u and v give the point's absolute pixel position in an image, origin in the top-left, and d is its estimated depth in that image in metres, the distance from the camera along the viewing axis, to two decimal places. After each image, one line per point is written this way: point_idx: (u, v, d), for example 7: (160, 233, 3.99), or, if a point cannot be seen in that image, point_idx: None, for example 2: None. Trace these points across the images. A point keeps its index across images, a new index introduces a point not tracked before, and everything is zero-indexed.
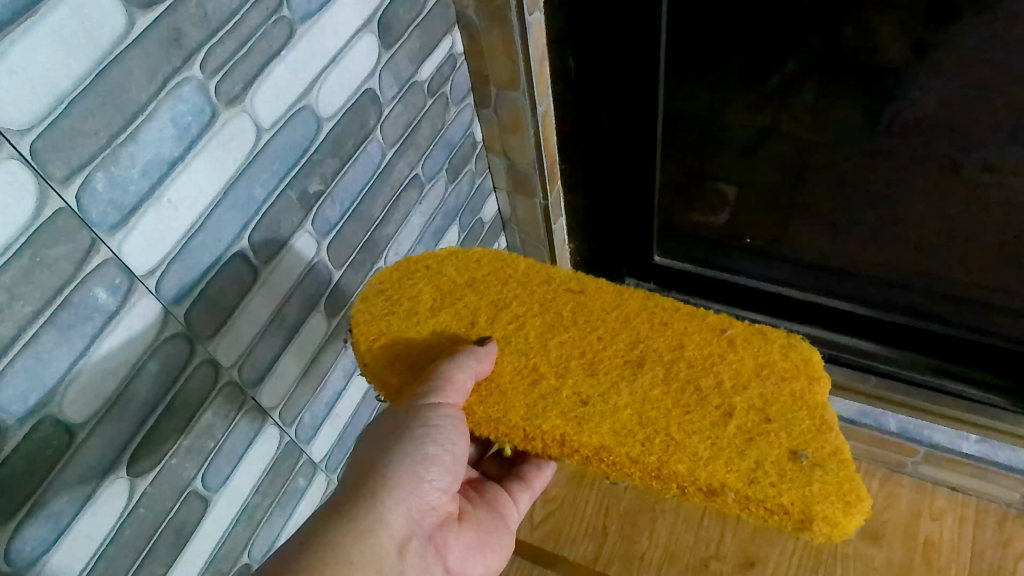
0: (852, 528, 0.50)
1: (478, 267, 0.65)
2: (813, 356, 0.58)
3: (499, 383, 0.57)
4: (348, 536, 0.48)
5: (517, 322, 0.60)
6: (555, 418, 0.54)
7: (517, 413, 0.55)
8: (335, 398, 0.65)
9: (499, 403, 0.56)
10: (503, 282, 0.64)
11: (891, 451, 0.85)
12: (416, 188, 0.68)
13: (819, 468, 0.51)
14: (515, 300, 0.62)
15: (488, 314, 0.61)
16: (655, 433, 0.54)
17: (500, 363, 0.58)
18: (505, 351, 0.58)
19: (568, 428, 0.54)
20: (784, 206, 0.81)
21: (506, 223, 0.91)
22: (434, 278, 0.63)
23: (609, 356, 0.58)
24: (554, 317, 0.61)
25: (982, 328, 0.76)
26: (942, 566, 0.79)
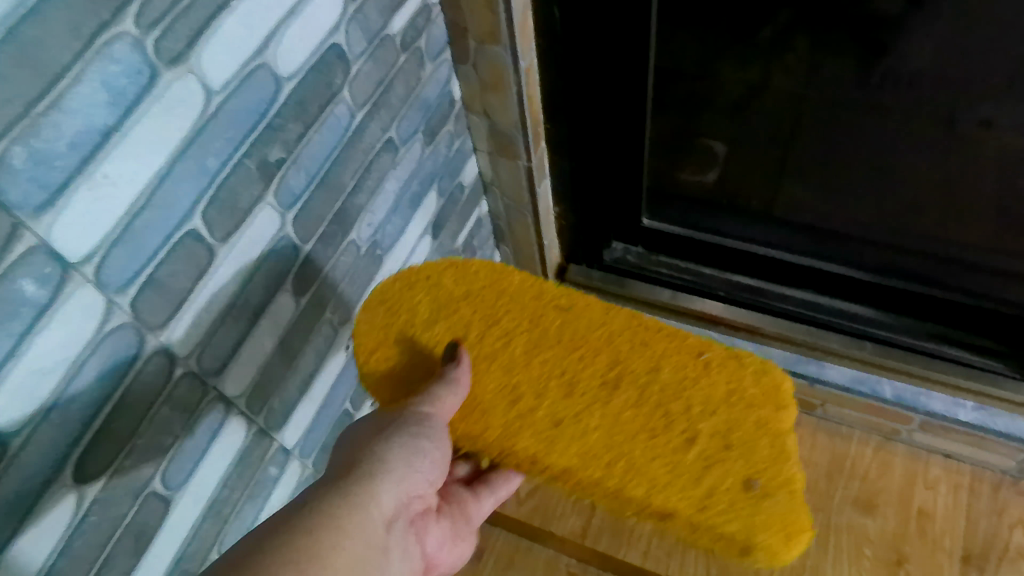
0: (791, 558, 0.53)
1: (475, 277, 0.63)
2: (783, 382, 0.58)
3: (481, 401, 0.57)
4: (341, 508, 0.44)
5: (505, 339, 0.60)
6: (529, 439, 0.56)
7: (495, 432, 0.56)
8: (308, 380, 0.60)
9: (478, 419, 0.57)
10: (498, 296, 0.62)
11: (885, 419, 0.83)
12: (390, 152, 0.61)
13: (767, 497, 0.53)
14: (506, 316, 0.61)
15: (479, 330, 0.60)
16: (624, 454, 0.55)
17: (483, 381, 0.58)
18: (490, 368, 0.59)
19: (542, 447, 0.56)
20: (775, 166, 0.78)
21: (487, 185, 0.83)
22: (432, 290, 0.62)
23: (589, 375, 0.59)
24: (542, 334, 0.60)
25: (984, 293, 0.74)
26: (936, 535, 0.77)
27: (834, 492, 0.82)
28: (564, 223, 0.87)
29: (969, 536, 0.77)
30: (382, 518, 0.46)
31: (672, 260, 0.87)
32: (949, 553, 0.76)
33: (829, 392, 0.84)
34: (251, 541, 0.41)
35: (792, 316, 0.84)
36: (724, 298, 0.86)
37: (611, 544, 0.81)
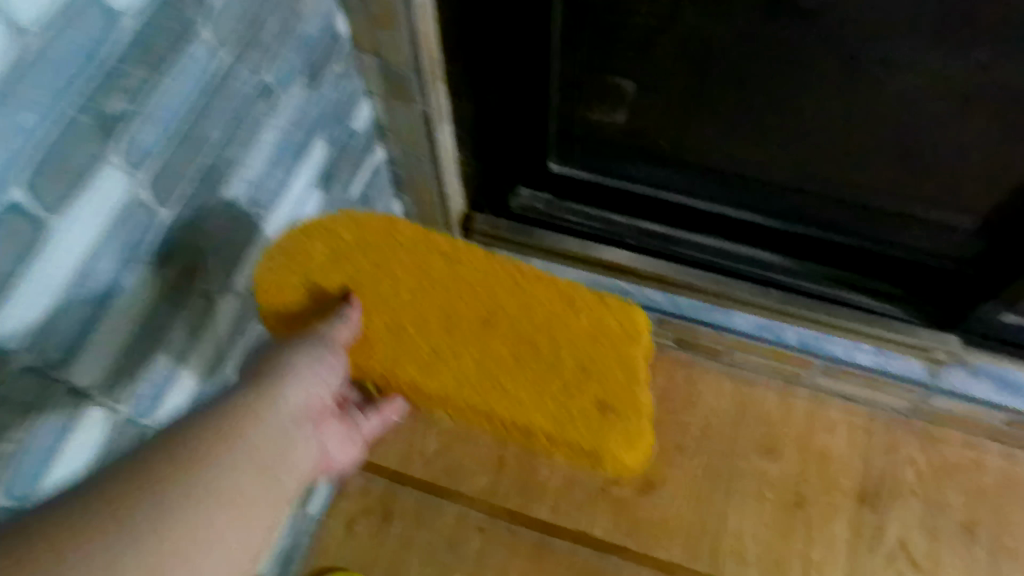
0: (638, 462, 0.57)
1: (370, 228, 0.58)
2: (639, 319, 0.58)
3: (365, 335, 0.55)
4: (245, 416, 0.43)
5: (387, 279, 0.56)
6: (409, 368, 0.56)
7: (377, 361, 0.56)
8: (182, 359, 0.53)
9: (361, 348, 0.56)
10: (392, 246, 0.57)
11: (788, 363, 0.85)
12: (265, 99, 0.53)
13: (618, 419, 0.56)
14: (399, 263, 0.57)
15: (371, 279, 0.56)
16: (495, 384, 0.55)
17: (365, 320, 0.56)
18: (370, 311, 0.56)
19: (419, 374, 0.55)
20: (690, 105, 0.72)
21: (383, 131, 0.75)
22: (329, 239, 0.57)
23: (469, 313, 0.57)
24: (422, 275, 0.57)
25: (886, 238, 0.75)
26: (834, 475, 0.80)
27: (738, 437, 0.83)
28: (468, 169, 0.81)
29: (865, 475, 0.80)
30: (294, 415, 0.46)
31: (578, 206, 0.83)
32: (844, 492, 0.79)
33: (736, 339, 0.85)
34: (153, 450, 0.39)
35: (699, 265, 0.83)
36: (632, 245, 0.83)
37: (520, 500, 0.83)
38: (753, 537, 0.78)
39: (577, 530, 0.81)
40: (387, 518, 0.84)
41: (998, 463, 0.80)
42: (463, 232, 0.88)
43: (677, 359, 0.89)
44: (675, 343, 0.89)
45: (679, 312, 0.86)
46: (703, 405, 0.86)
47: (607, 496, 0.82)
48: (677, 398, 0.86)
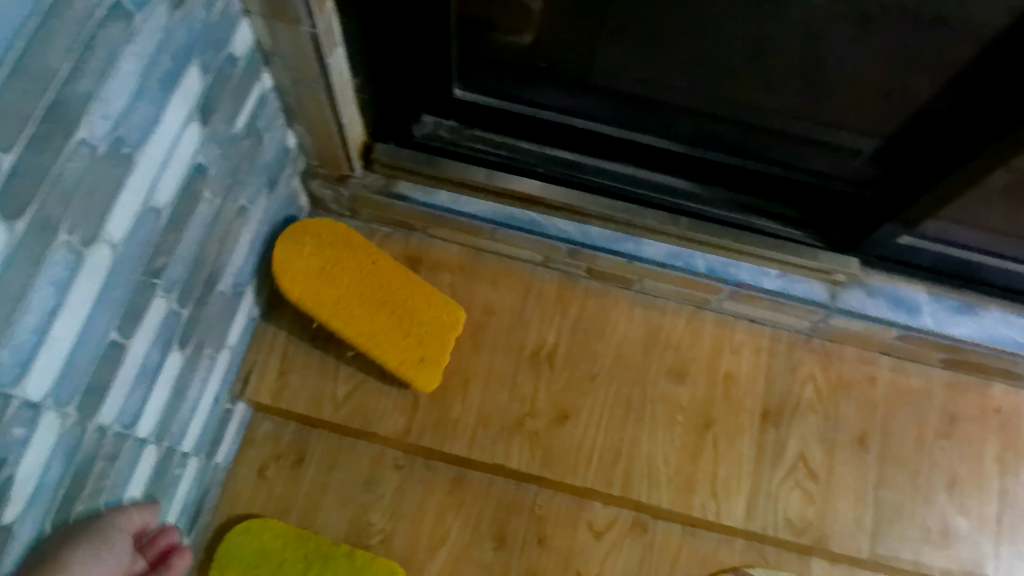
0: (425, 388, 0.80)
1: (341, 232, 0.83)
2: (459, 318, 0.83)
3: (319, 288, 0.80)
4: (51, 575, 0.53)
5: (348, 263, 0.82)
6: (329, 316, 0.79)
7: (310, 297, 0.79)
8: (48, 319, 0.48)
9: (308, 288, 0.79)
10: (348, 250, 0.82)
11: (696, 290, 0.84)
12: (121, 21, 0.46)
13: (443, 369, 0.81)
14: (351, 259, 0.82)
15: (337, 259, 0.81)
16: (376, 338, 0.80)
17: (325, 292, 0.80)
18: (327, 280, 0.80)
19: (336, 321, 0.79)
20: (593, 22, 0.69)
21: (268, 56, 0.67)
22: (316, 235, 0.81)
23: (373, 292, 0.82)
24: (364, 278, 0.82)
25: (790, 162, 0.77)
26: (739, 397, 0.83)
27: (649, 363, 0.84)
28: (363, 97, 0.75)
29: (768, 394, 0.83)
30: None
31: (486, 135, 0.80)
32: (749, 412, 0.82)
33: (647, 269, 0.83)
34: None
35: (610, 193, 0.82)
36: (542, 175, 0.81)
37: (436, 439, 0.81)
38: (665, 460, 0.80)
39: (494, 463, 0.80)
40: (300, 460, 0.86)
41: (888, 376, 0.84)
42: (364, 163, 0.83)
43: (589, 289, 0.88)
44: (587, 276, 0.88)
45: (590, 244, 0.83)
46: (614, 334, 0.85)
47: (522, 431, 0.81)
48: (589, 328, 0.86)
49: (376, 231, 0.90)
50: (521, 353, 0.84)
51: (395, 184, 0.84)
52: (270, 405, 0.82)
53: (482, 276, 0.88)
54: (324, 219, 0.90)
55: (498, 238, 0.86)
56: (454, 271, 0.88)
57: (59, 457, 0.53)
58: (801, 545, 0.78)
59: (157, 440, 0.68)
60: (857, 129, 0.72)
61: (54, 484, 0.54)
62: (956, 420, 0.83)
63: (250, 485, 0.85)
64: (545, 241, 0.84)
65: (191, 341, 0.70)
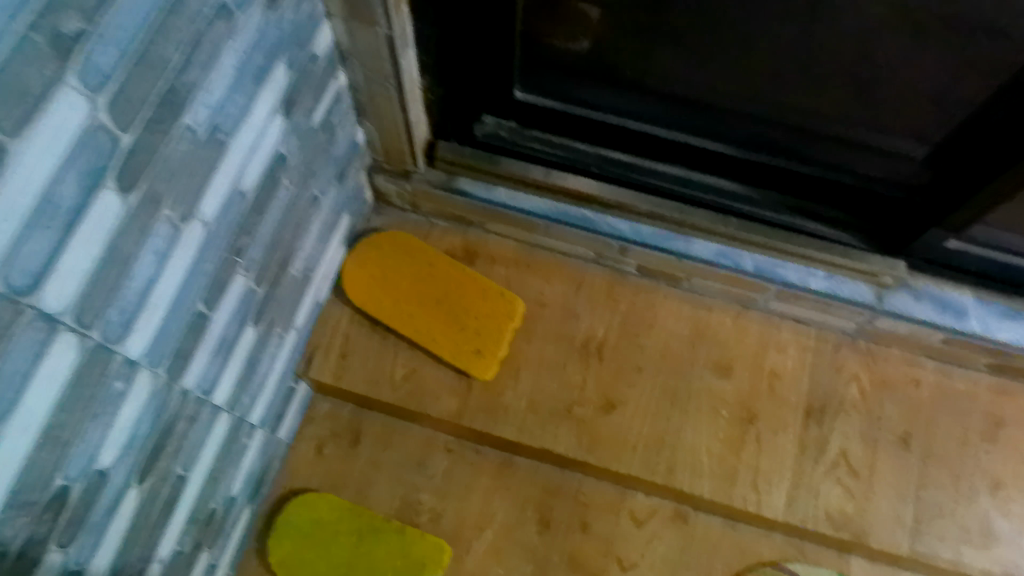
0: (489, 374, 0.85)
1: (397, 242, 0.91)
2: (517, 309, 0.88)
3: (385, 298, 0.88)
4: None
5: (402, 272, 0.89)
6: (400, 321, 0.87)
7: (382, 308, 0.88)
8: (149, 285, 0.53)
9: (377, 301, 0.88)
10: (403, 258, 0.90)
11: (744, 289, 0.86)
12: (224, 20, 0.52)
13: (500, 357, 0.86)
14: (405, 266, 0.90)
15: (394, 269, 0.89)
16: (432, 336, 0.86)
17: (388, 300, 0.88)
18: (389, 290, 0.88)
19: (402, 324, 0.87)
20: (646, 32, 0.72)
21: (344, 55, 0.72)
22: (378, 250, 0.90)
23: (430, 291, 0.88)
24: (418, 280, 0.89)
25: (840, 167, 0.79)
26: (784, 393, 0.84)
27: (695, 358, 0.86)
28: (430, 96, 0.80)
29: (812, 391, 0.84)
30: None
31: (544, 134, 0.84)
32: (793, 408, 0.84)
33: (695, 267, 0.86)
34: None
35: (662, 193, 0.85)
36: (597, 174, 0.85)
37: (487, 422, 0.85)
38: (708, 452, 0.82)
39: (542, 447, 0.84)
40: (355, 441, 0.90)
41: (934, 379, 0.85)
42: (427, 159, 0.88)
43: (639, 286, 0.91)
44: (637, 271, 0.90)
45: (640, 241, 0.87)
46: (661, 329, 0.88)
47: (570, 418, 0.84)
48: (637, 323, 0.89)
49: (435, 225, 0.94)
50: (571, 344, 0.88)
51: (456, 180, 0.89)
52: (331, 384, 0.87)
53: (535, 270, 0.92)
54: (387, 213, 0.94)
55: (552, 234, 0.90)
56: (509, 264, 0.92)
57: (149, 413, 0.59)
58: (841, 540, 0.80)
59: (230, 409, 0.73)
60: (909, 133, 0.73)
61: (144, 437, 0.59)
62: (1002, 424, 0.83)
63: (309, 461, 0.90)
64: (597, 238, 0.88)
65: (263, 319, 0.75)
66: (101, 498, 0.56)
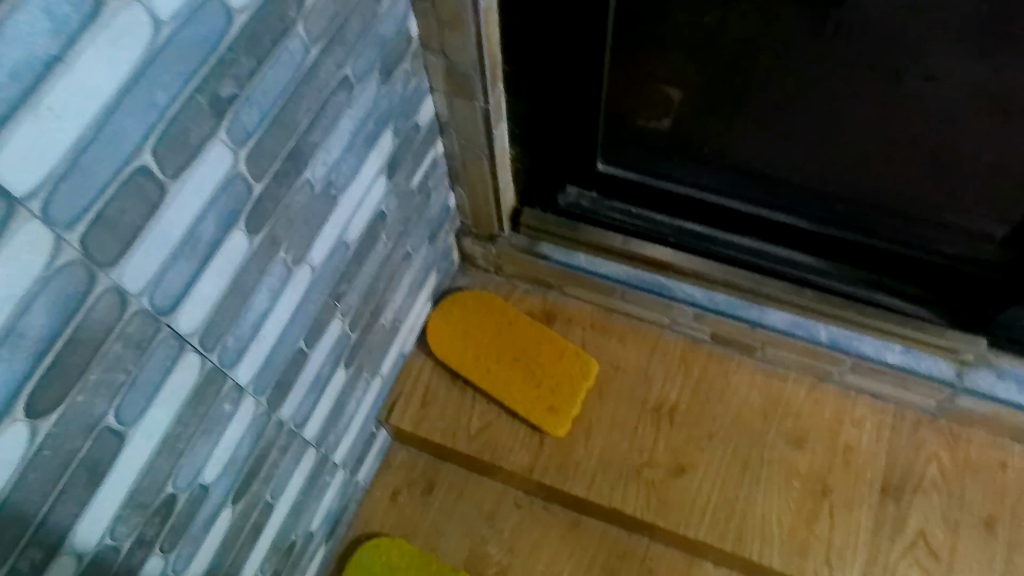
0: (561, 431, 0.88)
1: (480, 301, 0.96)
2: (591, 369, 0.91)
3: (465, 352, 0.93)
4: None
5: (483, 329, 0.94)
6: (478, 375, 0.92)
7: (461, 361, 0.92)
8: (262, 319, 0.60)
9: (458, 354, 0.93)
10: (485, 315, 0.95)
11: (819, 361, 0.88)
12: (345, 91, 0.60)
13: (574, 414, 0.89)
14: (486, 323, 0.95)
15: (475, 326, 0.95)
16: (508, 391, 0.90)
17: (468, 354, 0.93)
18: (469, 345, 0.93)
19: (480, 378, 0.91)
20: (727, 112, 0.78)
21: (443, 126, 0.80)
22: (462, 307, 0.96)
23: (509, 348, 0.93)
24: (498, 337, 0.94)
25: (920, 244, 0.79)
26: (859, 468, 0.84)
27: (768, 428, 0.87)
28: (519, 166, 0.87)
29: (889, 468, 0.84)
30: None
31: (624, 206, 0.88)
32: (869, 484, 0.83)
33: (769, 335, 0.88)
34: None
35: (736, 263, 0.87)
36: (674, 244, 0.88)
37: (557, 478, 0.87)
38: (779, 522, 0.82)
39: (611, 506, 0.85)
40: (429, 489, 0.94)
41: (1020, 462, 0.83)
42: (512, 224, 0.94)
43: (713, 353, 0.93)
44: (710, 340, 0.93)
45: (715, 309, 0.89)
46: (734, 397, 0.90)
47: (640, 479, 0.86)
48: (710, 389, 0.91)
49: (516, 287, 1.00)
50: (643, 406, 0.90)
51: (538, 244, 0.94)
52: (411, 432, 0.91)
53: (611, 333, 0.95)
54: (472, 274, 1.01)
55: (628, 299, 0.94)
56: (585, 326, 0.96)
57: (249, 437, 0.64)
58: None
59: (317, 445, 0.79)
60: (988, 214, 0.75)
61: (242, 459, 0.64)
62: None
63: (383, 506, 0.93)
64: (672, 304, 0.91)
65: (354, 363, 0.80)
66: (200, 512, 0.61)
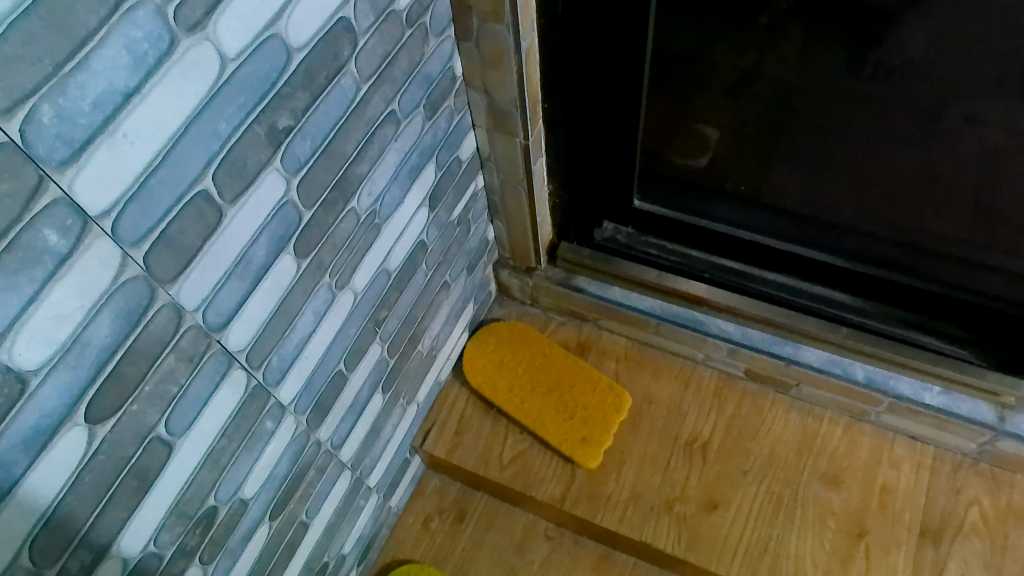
0: (592, 463, 0.88)
1: (516, 333, 0.98)
2: (624, 403, 0.92)
3: (499, 381, 0.94)
4: None
5: (518, 360, 0.96)
6: (511, 404, 0.92)
7: (495, 390, 0.93)
8: (305, 340, 0.62)
9: (492, 383, 0.94)
10: (521, 347, 0.97)
11: (855, 400, 0.87)
12: (392, 125, 0.63)
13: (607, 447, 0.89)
14: (522, 354, 0.96)
15: (510, 356, 0.96)
16: (541, 421, 0.91)
17: (502, 384, 0.94)
18: (504, 375, 0.95)
19: (513, 407, 0.92)
20: (765, 151, 0.81)
21: (484, 160, 0.83)
22: (498, 337, 0.98)
23: (543, 379, 0.94)
24: (533, 368, 0.95)
25: (958, 284, 0.79)
26: (896, 510, 0.83)
27: (803, 467, 0.87)
28: (556, 201, 0.89)
29: (928, 512, 0.83)
30: None
31: (659, 241, 0.90)
32: (907, 527, 0.82)
33: (805, 373, 0.88)
34: None
35: (772, 299, 0.87)
36: (708, 280, 0.88)
37: (588, 510, 0.87)
38: (813, 562, 0.81)
39: (642, 540, 0.85)
40: (460, 518, 0.95)
41: None
42: (549, 257, 0.97)
43: (748, 389, 0.94)
44: (745, 376, 0.94)
45: (749, 344, 0.89)
46: (769, 434, 0.90)
47: (671, 514, 0.85)
48: (744, 426, 0.91)
49: (552, 319, 1.01)
50: (676, 441, 0.90)
51: (574, 278, 0.96)
52: (444, 459, 0.93)
53: (645, 367, 0.96)
54: (508, 305, 1.03)
55: (662, 333, 0.94)
56: (619, 359, 0.97)
57: (288, 455, 0.66)
58: None
59: (352, 468, 0.80)
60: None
61: (281, 477, 0.67)
62: None
63: (414, 533, 0.94)
64: (706, 339, 0.91)
65: (391, 389, 0.82)
66: (239, 526, 0.63)
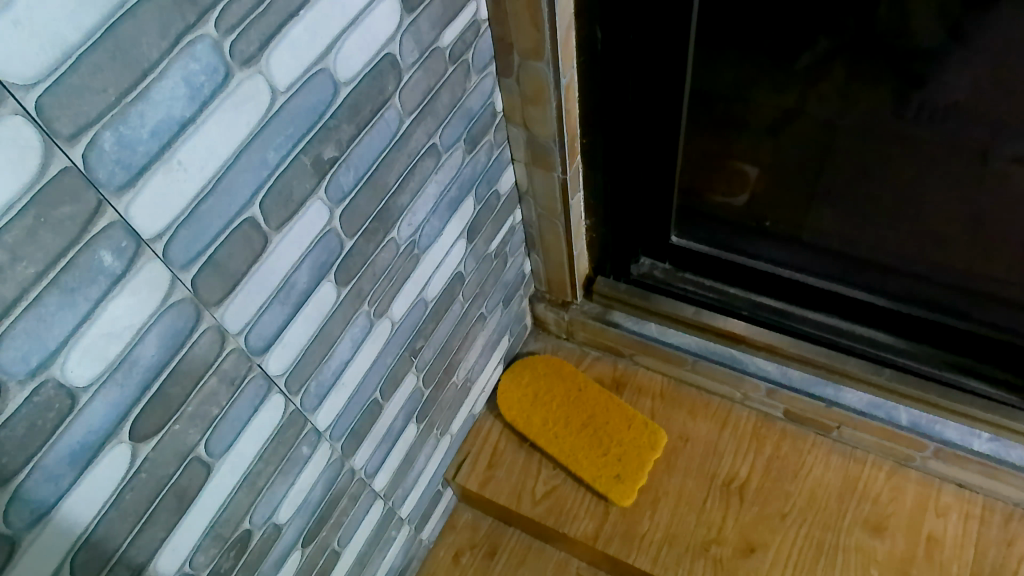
0: (626, 500, 0.87)
1: (550, 367, 0.98)
2: (660, 440, 0.90)
3: (533, 415, 0.94)
4: None
5: (552, 394, 0.96)
6: (545, 438, 0.92)
7: (529, 423, 0.93)
8: (342, 368, 0.63)
9: (526, 416, 0.94)
10: (556, 381, 0.97)
11: (899, 445, 0.85)
12: (432, 157, 0.64)
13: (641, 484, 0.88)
14: (556, 388, 0.96)
15: (545, 390, 0.96)
16: (574, 456, 0.90)
17: (536, 417, 0.94)
18: (539, 408, 0.94)
19: (546, 441, 0.92)
20: (806, 190, 0.81)
21: (521, 194, 0.84)
22: (534, 371, 0.98)
23: (577, 414, 0.93)
24: (567, 403, 0.95)
25: (1001, 325, 0.78)
26: (944, 561, 0.80)
27: (844, 512, 0.85)
28: (593, 236, 0.89)
29: (977, 564, 0.80)
30: None
31: (697, 277, 0.89)
32: None
33: (846, 416, 0.85)
34: None
35: (811, 338, 0.86)
36: (746, 318, 0.87)
37: (622, 549, 0.85)
38: None
39: None
40: (491, 553, 0.94)
41: None
42: (585, 292, 0.97)
43: (787, 430, 0.92)
44: (784, 417, 0.92)
45: (789, 384, 0.87)
46: (809, 477, 0.88)
47: (707, 556, 0.83)
48: (783, 468, 0.89)
49: (587, 354, 1.01)
50: (712, 481, 0.88)
51: (611, 313, 0.96)
52: (476, 492, 0.92)
53: (681, 405, 0.95)
54: (543, 338, 1.03)
55: (699, 370, 0.93)
56: (655, 396, 0.96)
57: (323, 481, 0.67)
58: None
59: (385, 498, 0.80)
60: None
61: (315, 503, 0.67)
62: None
63: (445, 567, 0.93)
64: (745, 378, 0.90)
65: (424, 420, 0.83)
66: (272, 551, 0.64)
